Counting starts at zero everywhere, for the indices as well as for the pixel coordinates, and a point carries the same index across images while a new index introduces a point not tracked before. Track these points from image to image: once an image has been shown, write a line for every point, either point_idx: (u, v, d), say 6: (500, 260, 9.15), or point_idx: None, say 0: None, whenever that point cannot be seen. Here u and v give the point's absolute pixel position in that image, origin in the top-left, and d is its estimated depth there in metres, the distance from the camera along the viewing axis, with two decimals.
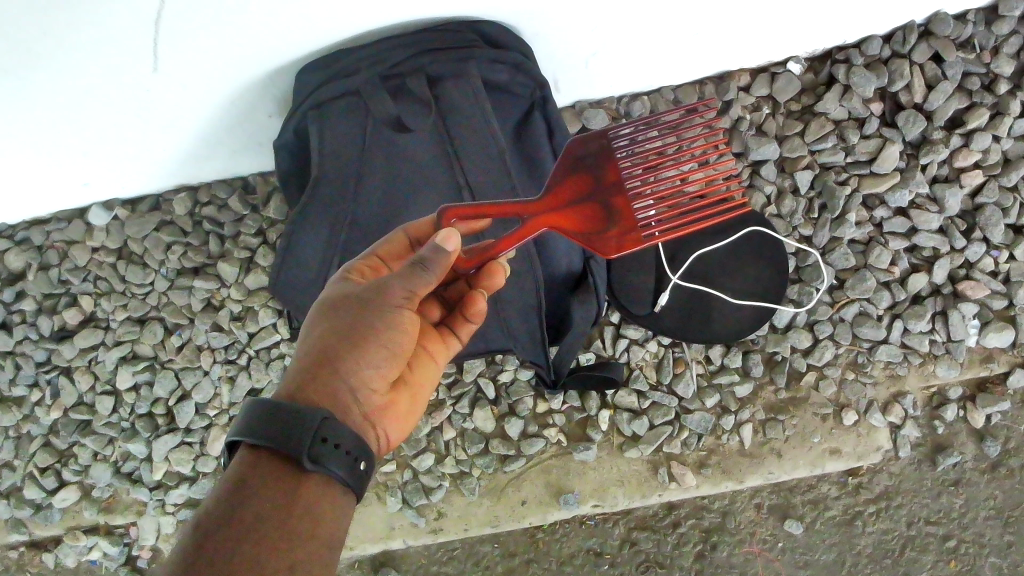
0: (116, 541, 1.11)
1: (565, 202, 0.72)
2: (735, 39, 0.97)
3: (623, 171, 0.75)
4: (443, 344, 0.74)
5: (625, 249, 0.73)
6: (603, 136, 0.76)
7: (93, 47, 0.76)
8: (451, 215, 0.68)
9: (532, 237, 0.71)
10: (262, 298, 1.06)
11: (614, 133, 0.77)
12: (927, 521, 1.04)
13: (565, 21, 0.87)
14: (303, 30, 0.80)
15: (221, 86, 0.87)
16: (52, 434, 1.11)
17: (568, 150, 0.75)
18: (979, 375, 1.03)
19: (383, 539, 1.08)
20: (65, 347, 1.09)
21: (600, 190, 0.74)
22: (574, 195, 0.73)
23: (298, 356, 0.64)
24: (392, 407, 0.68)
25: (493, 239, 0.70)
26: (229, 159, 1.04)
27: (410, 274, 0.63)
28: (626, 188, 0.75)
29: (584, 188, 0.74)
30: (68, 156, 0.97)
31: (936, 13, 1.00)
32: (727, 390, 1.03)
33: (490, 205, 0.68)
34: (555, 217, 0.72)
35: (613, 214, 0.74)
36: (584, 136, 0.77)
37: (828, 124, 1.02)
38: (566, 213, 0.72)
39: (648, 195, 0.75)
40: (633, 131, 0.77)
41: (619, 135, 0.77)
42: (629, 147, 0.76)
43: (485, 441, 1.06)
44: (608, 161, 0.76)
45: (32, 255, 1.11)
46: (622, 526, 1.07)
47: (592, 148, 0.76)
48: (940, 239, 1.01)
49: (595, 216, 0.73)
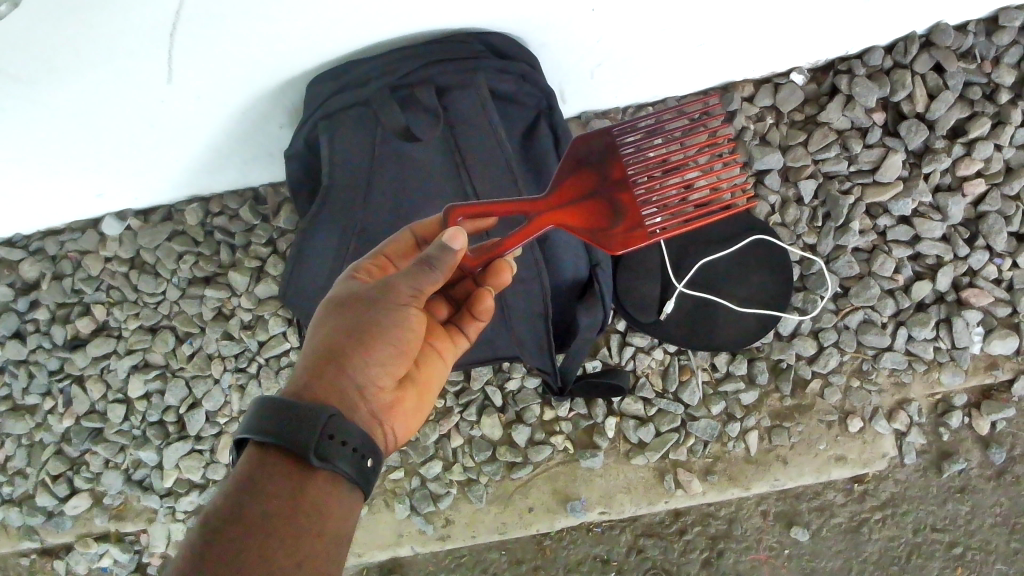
0: (127, 548, 1.12)
1: (570, 200, 0.74)
2: (739, 49, 0.99)
3: (630, 175, 0.77)
4: (451, 342, 0.75)
5: (630, 245, 0.74)
6: (609, 133, 0.79)
7: (110, 60, 0.78)
8: (458, 214, 0.69)
9: (537, 235, 0.72)
10: (272, 306, 1.08)
11: (620, 139, 0.79)
12: (933, 528, 1.04)
13: (571, 33, 0.89)
14: (314, 42, 0.81)
15: (234, 98, 0.89)
16: (65, 442, 1.12)
17: (574, 146, 0.77)
18: (984, 382, 1.03)
19: (392, 546, 1.09)
20: (78, 355, 1.11)
21: (605, 188, 0.76)
22: (578, 194, 0.75)
23: (306, 354, 0.65)
24: (400, 404, 0.69)
25: (499, 238, 0.71)
26: (240, 170, 1.06)
27: (418, 272, 0.65)
28: (632, 185, 0.77)
29: (587, 188, 0.76)
30: (82, 167, 0.99)
31: (936, 24, 1.01)
32: (733, 397, 1.04)
33: (496, 204, 0.69)
34: (560, 215, 0.73)
35: (619, 211, 0.76)
36: (589, 139, 0.78)
37: (831, 134, 1.03)
38: (570, 212, 0.73)
39: (652, 192, 0.76)
40: (637, 139, 0.79)
41: (625, 141, 0.79)
42: (635, 154, 0.78)
43: (492, 448, 1.07)
44: (614, 166, 0.77)
45: (46, 264, 1.12)
46: (630, 533, 1.07)
47: (598, 145, 0.78)
48: (944, 247, 1.02)
49: (601, 214, 0.75)
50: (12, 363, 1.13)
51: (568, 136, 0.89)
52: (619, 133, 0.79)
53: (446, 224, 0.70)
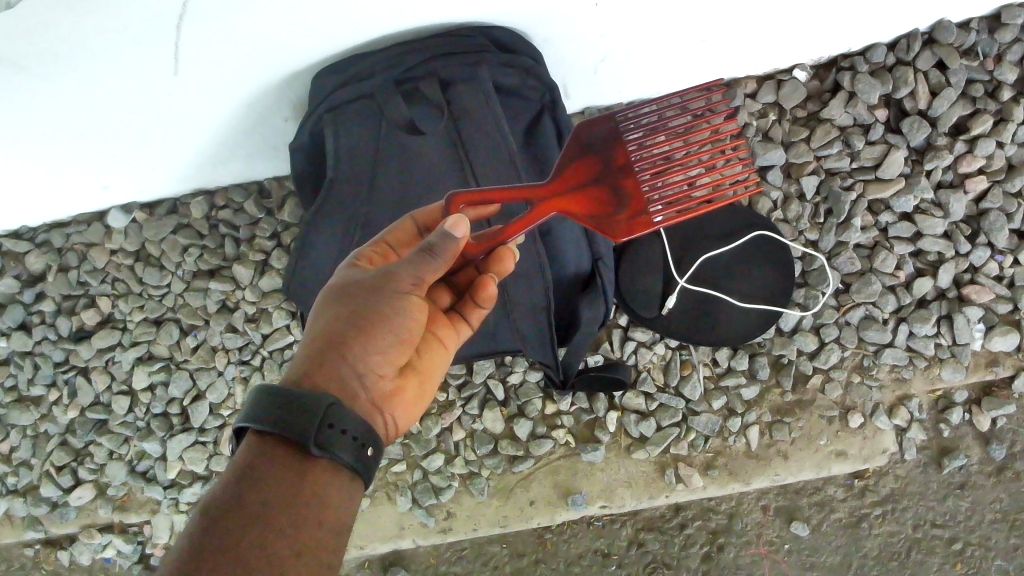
0: (130, 539, 1.13)
1: (573, 187, 0.75)
2: (742, 46, 0.99)
3: (634, 162, 0.78)
4: (453, 330, 0.76)
5: (634, 232, 0.76)
6: (612, 120, 0.80)
7: (118, 52, 0.79)
8: (460, 201, 0.70)
9: (543, 221, 0.73)
10: (276, 299, 1.08)
11: (625, 125, 0.80)
12: (933, 524, 1.05)
13: (574, 27, 0.89)
14: (319, 34, 0.82)
15: (239, 90, 0.89)
16: (70, 433, 1.13)
17: (579, 132, 0.78)
18: (985, 379, 1.04)
19: (394, 539, 1.09)
20: (84, 347, 1.11)
21: (609, 174, 0.77)
22: (582, 180, 0.76)
23: (306, 342, 0.66)
24: (401, 393, 0.69)
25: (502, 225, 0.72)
26: (245, 163, 1.07)
27: (421, 261, 0.65)
28: (635, 172, 0.77)
29: (591, 174, 0.76)
30: (89, 160, 1.00)
31: (939, 21, 1.01)
32: (734, 392, 1.04)
33: (501, 190, 0.70)
34: (564, 202, 0.74)
35: (622, 198, 0.77)
36: (592, 121, 0.79)
37: (833, 131, 1.04)
38: (573, 197, 0.74)
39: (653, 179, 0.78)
40: (641, 125, 0.80)
41: (628, 127, 0.80)
42: (640, 140, 0.79)
43: (494, 441, 1.07)
44: (617, 148, 0.78)
45: (52, 257, 1.13)
46: (630, 527, 1.08)
47: (602, 130, 0.79)
48: (945, 244, 1.02)
49: (604, 202, 0.76)
50: (18, 354, 1.14)
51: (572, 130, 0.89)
52: (623, 120, 0.80)
53: (448, 211, 0.71)
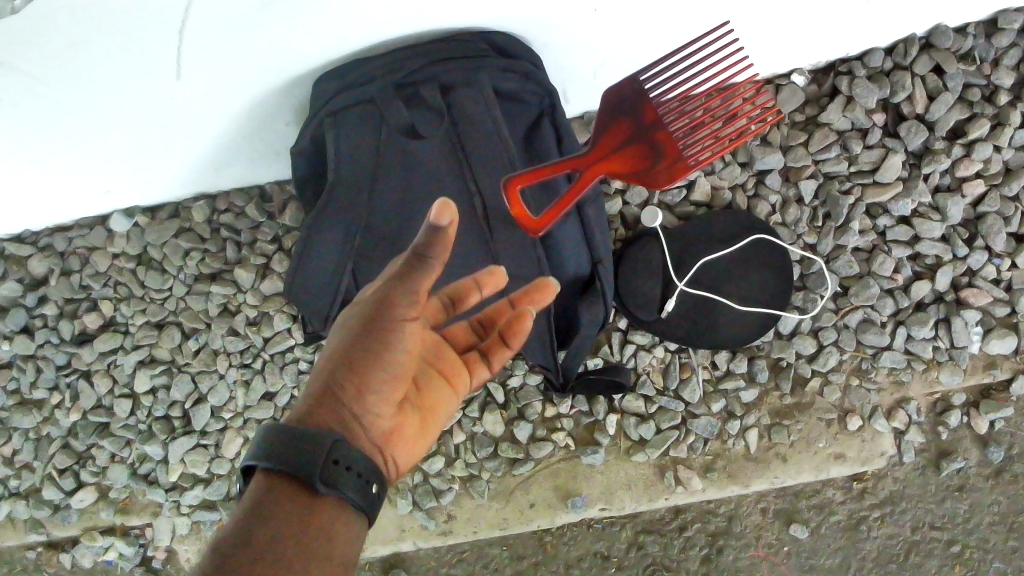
0: (131, 542, 1.14)
1: (612, 150, 0.80)
2: (740, 50, 0.99)
3: (665, 115, 0.81)
4: (465, 373, 0.74)
5: (676, 178, 0.81)
6: (633, 80, 0.81)
7: (120, 57, 0.79)
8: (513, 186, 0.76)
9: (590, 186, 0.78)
10: (278, 303, 1.09)
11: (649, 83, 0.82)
12: (932, 527, 1.06)
13: (573, 32, 0.90)
14: (319, 39, 0.83)
15: (242, 94, 0.90)
16: (72, 436, 1.14)
17: (605, 100, 0.81)
18: (983, 382, 1.04)
19: (394, 541, 1.10)
20: (86, 351, 1.12)
21: (642, 130, 0.81)
22: (618, 142, 0.80)
23: (311, 377, 0.64)
24: (404, 431, 0.67)
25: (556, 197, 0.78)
26: (247, 167, 1.07)
27: (411, 271, 0.59)
28: (668, 124, 0.81)
29: (625, 133, 0.80)
30: (92, 164, 1.00)
31: (936, 25, 1.01)
32: (733, 395, 1.05)
33: (546, 170, 0.76)
34: (606, 165, 0.79)
35: (660, 150, 0.81)
36: (616, 83, 0.82)
37: (831, 134, 1.04)
38: (613, 159, 0.79)
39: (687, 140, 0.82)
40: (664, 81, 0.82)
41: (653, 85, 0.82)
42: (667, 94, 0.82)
43: (493, 444, 1.07)
44: (644, 105, 0.81)
45: (55, 261, 1.13)
46: (630, 529, 1.09)
47: (626, 91, 0.81)
48: (943, 247, 1.02)
49: (643, 156, 0.81)
50: (20, 357, 1.14)
51: (571, 134, 0.89)
52: (646, 77, 0.82)
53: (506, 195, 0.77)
